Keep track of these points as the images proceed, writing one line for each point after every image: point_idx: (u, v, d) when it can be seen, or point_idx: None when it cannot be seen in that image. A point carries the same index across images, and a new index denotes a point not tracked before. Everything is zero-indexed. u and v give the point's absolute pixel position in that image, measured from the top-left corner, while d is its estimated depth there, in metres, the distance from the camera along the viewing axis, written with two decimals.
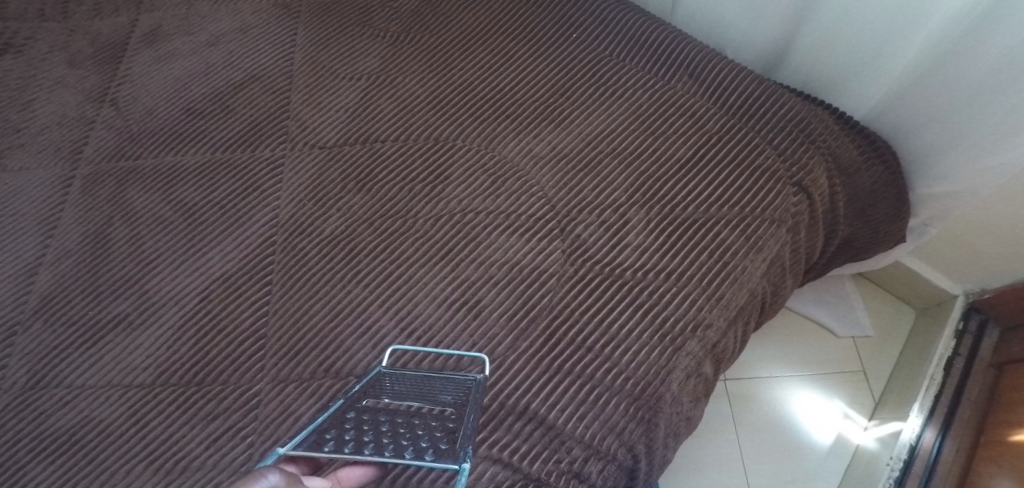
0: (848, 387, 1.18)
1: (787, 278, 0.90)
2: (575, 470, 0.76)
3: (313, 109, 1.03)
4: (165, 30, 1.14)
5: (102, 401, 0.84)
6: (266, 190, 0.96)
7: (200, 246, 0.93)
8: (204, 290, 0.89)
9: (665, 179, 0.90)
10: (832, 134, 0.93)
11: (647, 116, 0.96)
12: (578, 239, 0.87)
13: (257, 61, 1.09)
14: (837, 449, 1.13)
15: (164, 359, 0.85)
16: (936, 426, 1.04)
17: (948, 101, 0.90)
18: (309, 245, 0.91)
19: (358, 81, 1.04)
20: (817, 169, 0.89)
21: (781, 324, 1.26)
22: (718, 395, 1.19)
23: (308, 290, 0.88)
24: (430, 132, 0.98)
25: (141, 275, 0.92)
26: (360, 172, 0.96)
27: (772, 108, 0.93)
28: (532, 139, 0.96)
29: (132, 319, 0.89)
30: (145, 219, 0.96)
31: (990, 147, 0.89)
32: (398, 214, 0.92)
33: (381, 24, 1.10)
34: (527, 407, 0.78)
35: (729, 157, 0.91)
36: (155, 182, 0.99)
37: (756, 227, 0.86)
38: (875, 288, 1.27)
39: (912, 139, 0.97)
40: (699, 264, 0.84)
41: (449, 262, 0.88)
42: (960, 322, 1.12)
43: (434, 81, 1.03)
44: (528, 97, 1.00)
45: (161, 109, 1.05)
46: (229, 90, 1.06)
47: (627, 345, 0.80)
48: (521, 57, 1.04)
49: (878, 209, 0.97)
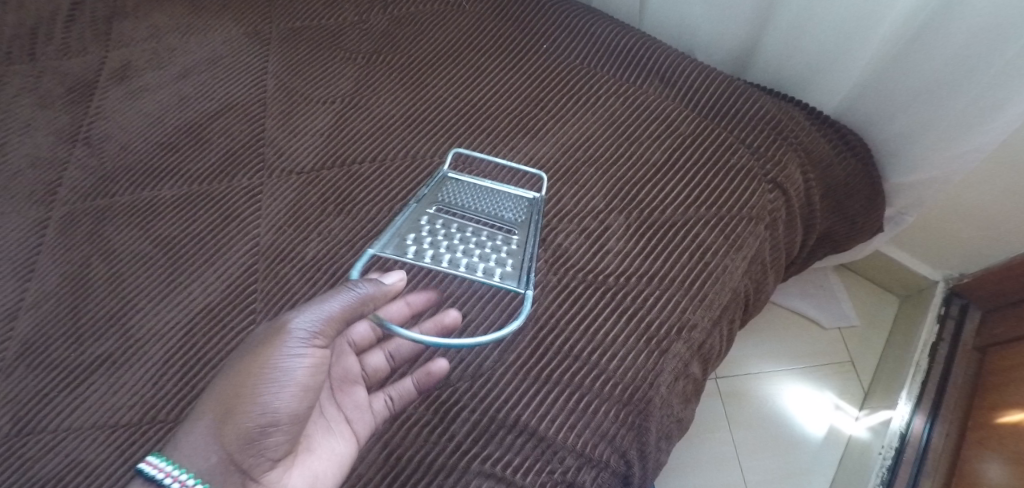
0: (837, 379, 1.19)
1: (769, 274, 0.91)
2: (568, 479, 0.75)
3: (288, 134, 1.03)
4: (135, 65, 1.14)
5: (89, 443, 0.83)
6: (245, 218, 0.96)
7: (182, 279, 0.92)
8: (187, 323, 0.89)
9: (642, 184, 0.91)
10: (804, 129, 0.94)
11: (621, 122, 0.97)
12: (560, 248, 0.88)
13: (231, 90, 1.09)
14: (830, 440, 1.14)
15: (150, 395, 0.85)
16: (925, 412, 1.04)
17: (913, 91, 0.92)
18: (291, 271, 0.91)
19: (332, 104, 1.05)
20: (790, 165, 0.90)
21: (768, 320, 1.26)
22: (710, 394, 1.19)
23: (292, 317, 0.87)
24: (407, 151, 0.99)
25: (122, 312, 0.91)
26: (339, 195, 0.96)
27: (743, 108, 0.95)
28: (508, 152, 0.97)
29: (116, 357, 0.88)
30: (123, 256, 0.95)
31: (958, 134, 0.91)
32: (379, 234, 0.92)
33: (352, 46, 1.11)
34: (518, 419, 0.78)
35: (704, 158, 0.92)
36: (132, 217, 0.98)
37: (734, 226, 0.87)
38: (858, 279, 1.28)
39: (882, 130, 0.98)
40: (681, 266, 0.85)
41: (432, 279, 0.88)
42: (942, 307, 1.13)
43: (408, 100, 1.04)
44: (502, 110, 1.01)
45: (135, 144, 1.05)
46: (203, 121, 1.06)
47: (614, 350, 0.81)
48: (493, 71, 1.05)
49: (854, 200, 0.98)
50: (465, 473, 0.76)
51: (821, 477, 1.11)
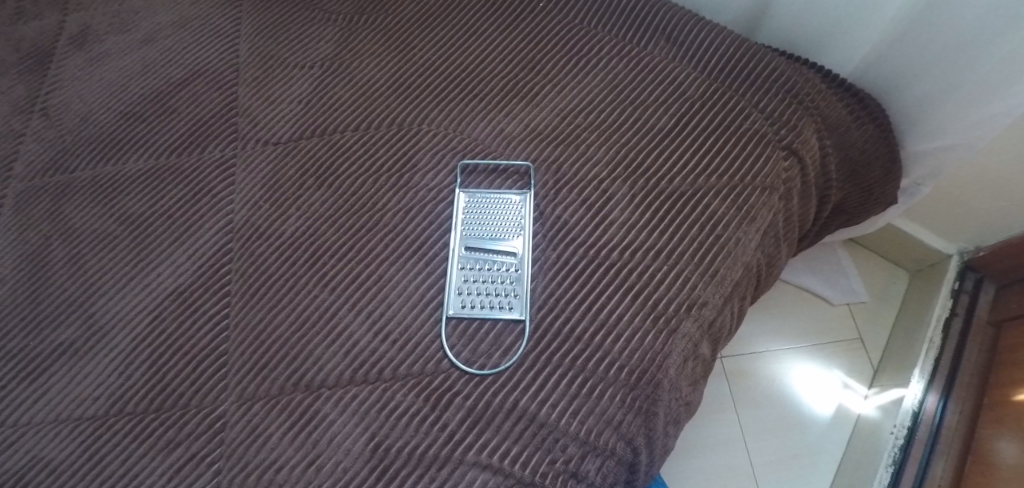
0: (846, 356, 1.15)
1: (782, 247, 0.85)
2: (571, 469, 0.70)
3: (264, 102, 0.95)
4: (96, 30, 1.05)
5: (51, 439, 0.76)
6: (218, 193, 0.88)
7: (150, 260, 0.85)
8: (156, 306, 0.82)
9: (647, 151, 0.85)
10: (819, 93, 0.88)
11: (624, 86, 0.90)
12: (560, 220, 0.82)
13: (201, 56, 1.00)
14: (839, 419, 1.09)
15: (117, 386, 0.78)
16: (938, 390, 1.00)
17: (934, 53, 0.86)
18: (268, 249, 0.84)
19: (311, 69, 0.97)
20: (806, 130, 0.84)
21: (774, 296, 1.21)
22: (716, 374, 1.14)
23: (270, 299, 0.81)
24: (393, 119, 0.91)
25: (86, 297, 0.84)
26: (320, 166, 0.89)
27: (754, 70, 0.88)
28: (502, 118, 0.90)
29: (80, 346, 0.81)
30: (87, 236, 0.88)
31: (981, 96, 0.84)
32: (363, 209, 0.85)
33: (333, 7, 1.02)
34: (516, 404, 0.72)
35: (713, 123, 0.86)
36: (95, 194, 0.91)
37: (747, 197, 0.81)
38: (867, 253, 1.23)
39: (900, 94, 0.92)
40: (690, 239, 0.79)
41: (422, 257, 0.81)
42: (956, 281, 1.09)
43: (394, 63, 0.96)
44: (495, 74, 0.94)
45: (97, 115, 0.97)
46: (171, 89, 0.98)
47: (619, 331, 0.75)
48: (485, 32, 0.98)
49: (871, 168, 0.92)
50: (460, 464, 0.70)
51: (829, 457, 1.07)
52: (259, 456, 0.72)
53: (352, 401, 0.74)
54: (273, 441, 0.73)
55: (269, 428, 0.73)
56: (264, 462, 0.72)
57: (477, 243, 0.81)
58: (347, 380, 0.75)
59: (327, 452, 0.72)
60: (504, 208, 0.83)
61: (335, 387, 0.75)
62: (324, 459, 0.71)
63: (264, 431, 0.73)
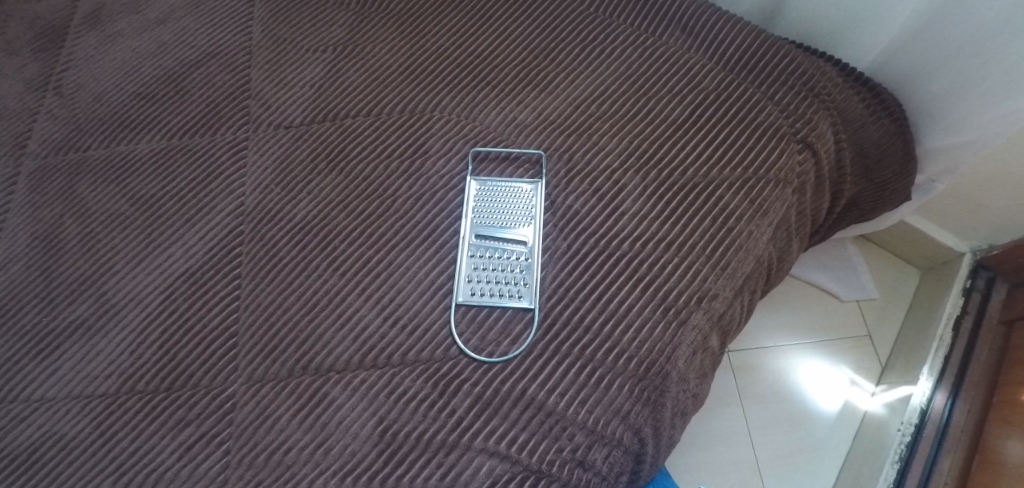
0: (854, 353, 1.15)
1: (794, 242, 0.85)
2: (578, 458, 0.70)
3: (275, 85, 0.95)
4: (109, 9, 1.05)
5: (64, 415, 0.76)
6: (229, 176, 0.88)
7: (161, 240, 0.85)
8: (167, 288, 0.82)
9: (661, 143, 0.84)
10: (837, 86, 0.87)
11: (639, 76, 0.89)
12: (571, 210, 0.81)
13: (213, 37, 1.00)
14: (845, 416, 1.09)
15: (129, 364, 0.78)
16: (946, 388, 0.99)
17: (955, 47, 0.84)
18: (279, 232, 0.84)
19: (324, 53, 0.97)
20: (822, 123, 0.84)
21: (783, 292, 1.21)
22: (723, 368, 1.14)
23: (280, 282, 0.81)
24: (405, 104, 0.91)
25: (97, 276, 0.84)
26: (331, 151, 0.89)
27: (770, 62, 0.87)
28: (515, 107, 0.89)
29: (90, 325, 0.81)
30: (98, 216, 0.88)
31: (1000, 93, 0.83)
32: (373, 195, 0.85)
33: None
34: (524, 392, 0.72)
35: (727, 116, 0.85)
36: (109, 173, 0.91)
37: (760, 190, 0.80)
38: (878, 250, 1.23)
39: (918, 89, 0.91)
40: (703, 231, 0.78)
41: (431, 244, 0.81)
42: (967, 280, 1.08)
43: (406, 48, 0.96)
44: (508, 62, 0.93)
45: (110, 94, 0.97)
46: (184, 70, 0.98)
47: (629, 321, 0.75)
48: (498, 19, 0.97)
49: (887, 164, 0.91)
50: (467, 450, 0.71)
51: (834, 453, 1.07)
52: (267, 437, 0.73)
53: (360, 386, 0.74)
54: (281, 423, 0.73)
55: (278, 411, 0.74)
56: (272, 443, 0.72)
57: (487, 231, 0.81)
58: (355, 365, 0.75)
59: (335, 435, 0.72)
60: (515, 197, 0.83)
61: (343, 371, 0.75)
62: (331, 442, 0.72)
63: (273, 414, 0.74)
